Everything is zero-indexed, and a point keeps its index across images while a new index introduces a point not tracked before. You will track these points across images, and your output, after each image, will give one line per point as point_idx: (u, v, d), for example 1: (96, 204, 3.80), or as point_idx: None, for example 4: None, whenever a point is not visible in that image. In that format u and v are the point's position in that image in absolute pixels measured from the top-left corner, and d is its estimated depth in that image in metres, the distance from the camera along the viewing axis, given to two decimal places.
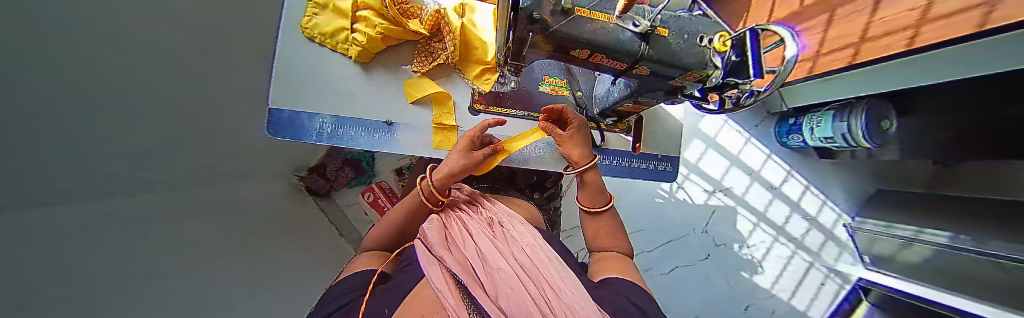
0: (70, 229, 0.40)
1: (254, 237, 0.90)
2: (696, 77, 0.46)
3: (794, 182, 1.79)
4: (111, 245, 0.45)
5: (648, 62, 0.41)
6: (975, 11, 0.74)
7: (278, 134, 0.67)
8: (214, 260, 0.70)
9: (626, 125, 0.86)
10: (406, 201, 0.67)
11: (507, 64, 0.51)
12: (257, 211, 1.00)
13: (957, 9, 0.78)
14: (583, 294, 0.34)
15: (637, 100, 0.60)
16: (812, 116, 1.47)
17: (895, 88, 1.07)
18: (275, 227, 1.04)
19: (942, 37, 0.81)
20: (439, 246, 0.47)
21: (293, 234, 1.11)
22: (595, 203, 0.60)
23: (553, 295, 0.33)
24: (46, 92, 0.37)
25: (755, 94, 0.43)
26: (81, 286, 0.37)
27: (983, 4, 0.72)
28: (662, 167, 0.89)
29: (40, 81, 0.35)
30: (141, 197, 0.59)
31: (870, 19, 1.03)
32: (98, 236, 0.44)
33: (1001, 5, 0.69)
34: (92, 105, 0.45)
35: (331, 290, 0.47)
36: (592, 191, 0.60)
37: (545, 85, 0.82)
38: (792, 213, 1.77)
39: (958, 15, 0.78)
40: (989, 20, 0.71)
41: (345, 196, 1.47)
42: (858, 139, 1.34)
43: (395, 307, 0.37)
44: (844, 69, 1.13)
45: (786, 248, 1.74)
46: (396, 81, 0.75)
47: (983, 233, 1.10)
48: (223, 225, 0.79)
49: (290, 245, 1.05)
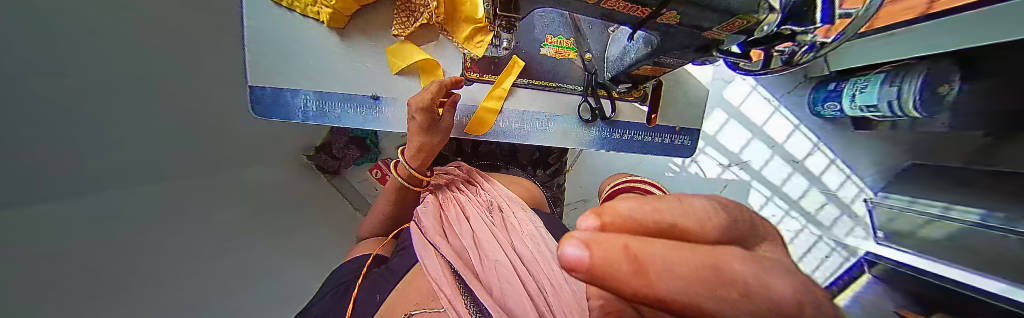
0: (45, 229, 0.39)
1: None
2: (739, 27, 0.36)
3: (821, 156, 1.58)
4: (97, 236, 0.44)
5: (679, 4, 0.32)
6: None
7: (263, 114, 0.64)
8: None
9: (642, 93, 0.75)
10: (387, 192, 0.66)
11: (496, 17, 0.41)
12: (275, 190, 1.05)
13: None
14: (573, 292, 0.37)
15: (657, 60, 0.51)
16: (857, 80, 1.19)
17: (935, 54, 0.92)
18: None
19: None
20: (434, 233, 0.46)
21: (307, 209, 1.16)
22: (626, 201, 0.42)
23: (545, 296, 0.36)
24: None
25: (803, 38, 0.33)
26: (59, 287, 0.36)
27: None
28: (679, 141, 0.81)
29: None
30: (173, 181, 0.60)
31: None
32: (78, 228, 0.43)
33: None
34: (32, 94, 0.40)
35: (342, 265, 0.54)
36: None
37: (548, 46, 0.71)
38: (810, 187, 1.60)
39: None
40: None
41: (354, 173, 1.48)
42: (906, 108, 1.10)
43: (385, 293, 0.43)
44: (915, 22, 0.93)
45: (795, 222, 1.59)
46: (377, 48, 0.66)
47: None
48: None
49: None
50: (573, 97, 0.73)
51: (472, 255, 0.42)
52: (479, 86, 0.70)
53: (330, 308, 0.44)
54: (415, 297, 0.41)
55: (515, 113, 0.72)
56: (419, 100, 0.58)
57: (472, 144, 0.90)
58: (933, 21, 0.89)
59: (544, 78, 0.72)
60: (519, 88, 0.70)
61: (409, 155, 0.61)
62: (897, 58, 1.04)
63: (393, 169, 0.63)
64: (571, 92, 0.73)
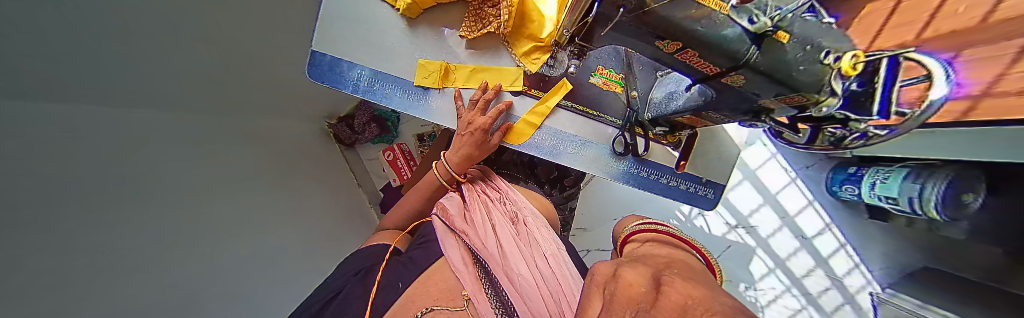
0: (58, 138, 0.39)
1: (283, 172, 0.96)
2: (796, 102, 0.40)
3: (830, 238, 1.53)
4: (95, 151, 0.43)
5: (750, 70, 0.35)
6: None
7: (318, 79, 0.66)
8: (240, 188, 0.74)
9: (676, 139, 0.78)
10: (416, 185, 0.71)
11: (571, 43, 0.45)
12: (289, 149, 1.07)
13: None
14: None
15: (701, 113, 0.56)
16: (877, 169, 1.20)
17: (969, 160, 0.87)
18: (302, 166, 1.10)
19: (1001, 116, 0.74)
20: (460, 227, 0.53)
21: (320, 175, 1.18)
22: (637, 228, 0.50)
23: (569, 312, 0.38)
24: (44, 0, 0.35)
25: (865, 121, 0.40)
26: (50, 203, 0.35)
27: None
28: (703, 192, 0.82)
29: None
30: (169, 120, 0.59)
31: (1007, 69, 0.74)
32: (86, 143, 0.42)
33: None
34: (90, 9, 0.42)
35: (354, 254, 0.59)
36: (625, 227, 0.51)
37: (598, 76, 0.75)
38: (816, 268, 1.51)
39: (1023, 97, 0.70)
40: None
41: (367, 151, 1.51)
42: (928, 209, 1.07)
43: (407, 283, 0.47)
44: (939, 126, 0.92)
45: (795, 300, 1.48)
46: (438, 44, 0.72)
47: None
48: (254, 156, 0.85)
49: (317, 184, 1.12)
50: (611, 130, 0.77)
51: (496, 259, 0.46)
52: (523, 98, 0.73)
53: (355, 286, 0.49)
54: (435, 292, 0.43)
55: (552, 132, 0.74)
56: (481, 122, 0.67)
57: (496, 151, 0.93)
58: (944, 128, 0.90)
59: (588, 104, 0.75)
60: (565, 109, 0.74)
61: (454, 159, 0.67)
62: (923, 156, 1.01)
63: (434, 168, 0.70)
64: (610, 124, 0.77)
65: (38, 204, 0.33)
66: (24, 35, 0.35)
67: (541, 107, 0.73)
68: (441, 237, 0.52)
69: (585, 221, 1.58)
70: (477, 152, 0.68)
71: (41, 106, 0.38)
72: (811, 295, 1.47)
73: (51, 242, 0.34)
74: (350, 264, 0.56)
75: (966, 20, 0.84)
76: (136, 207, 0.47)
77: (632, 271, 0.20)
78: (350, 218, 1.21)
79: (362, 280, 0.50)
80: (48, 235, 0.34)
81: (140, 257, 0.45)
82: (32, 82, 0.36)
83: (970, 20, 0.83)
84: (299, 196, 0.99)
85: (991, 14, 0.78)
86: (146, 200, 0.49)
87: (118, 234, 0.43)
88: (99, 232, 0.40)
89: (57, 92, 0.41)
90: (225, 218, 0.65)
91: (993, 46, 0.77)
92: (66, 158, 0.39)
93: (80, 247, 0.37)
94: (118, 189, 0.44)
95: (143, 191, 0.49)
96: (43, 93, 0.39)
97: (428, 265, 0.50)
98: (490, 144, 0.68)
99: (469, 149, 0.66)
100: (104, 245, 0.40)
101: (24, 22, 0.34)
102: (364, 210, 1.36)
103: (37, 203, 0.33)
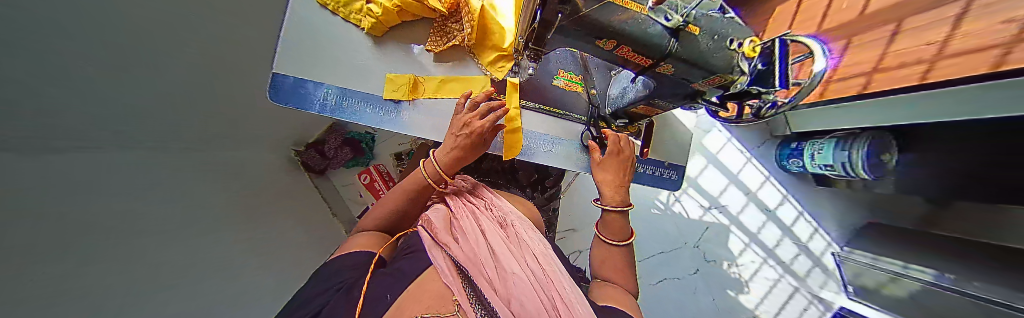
0: (53, 184, 0.38)
1: (255, 206, 0.90)
2: (718, 82, 0.47)
3: (790, 207, 1.70)
4: (81, 195, 0.42)
5: (674, 59, 0.42)
6: (919, 69, 0.90)
7: (281, 100, 0.62)
8: (211, 227, 0.69)
9: (637, 129, 0.86)
10: (405, 182, 0.64)
11: (527, 49, 0.49)
12: (258, 181, 0.99)
13: (908, 62, 0.94)
14: (583, 300, 0.42)
15: (650, 101, 0.62)
16: (813, 143, 1.41)
17: (897, 122, 1.07)
18: (272, 199, 1.02)
19: (890, 86, 0.98)
20: (445, 235, 0.49)
21: (288, 207, 1.09)
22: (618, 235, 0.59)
23: (565, 305, 0.38)
24: (55, 51, 0.36)
25: (778, 106, 0.44)
26: (52, 250, 0.34)
27: (925, 62, 0.89)
28: (668, 175, 0.90)
29: (46, 43, 0.34)
30: (140, 164, 0.56)
31: (887, 48, 1.01)
32: (70, 187, 0.40)
33: (940, 64, 0.85)
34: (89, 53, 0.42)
35: (322, 268, 0.45)
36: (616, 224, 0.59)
37: (560, 79, 0.82)
38: (783, 237, 1.67)
39: (904, 69, 0.95)
40: (931, 75, 0.86)
41: (341, 176, 1.44)
42: (857, 170, 1.28)
43: (397, 293, 0.37)
44: (847, 99, 1.14)
45: (773, 271, 1.63)
46: (406, 59, 0.73)
47: (993, 280, 0.96)
48: (225, 192, 0.79)
49: (286, 218, 1.04)
50: (577, 126, 0.82)
51: (488, 263, 0.43)
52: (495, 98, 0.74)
53: (333, 304, 0.35)
54: (425, 300, 0.34)
55: (526, 133, 0.77)
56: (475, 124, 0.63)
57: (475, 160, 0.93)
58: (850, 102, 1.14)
59: (554, 105, 0.81)
60: (530, 111, 0.78)
61: (447, 155, 0.63)
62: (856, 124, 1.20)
63: (421, 164, 0.64)
64: (576, 121, 0.83)
65: (40, 253, 0.32)
66: (46, 94, 0.36)
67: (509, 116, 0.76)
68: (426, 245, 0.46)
69: (571, 222, 1.61)
70: (469, 155, 0.65)
71: (47, 159, 0.38)
72: (786, 264, 1.63)
73: (57, 293, 0.32)
74: (322, 281, 0.41)
75: (847, 17, 1.19)
76: (115, 254, 0.44)
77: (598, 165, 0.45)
78: (325, 251, 1.12)
79: (343, 296, 0.37)
80: (56, 283, 0.33)
81: (132, 305, 0.42)
82: (37, 129, 0.36)
83: (851, 13, 1.17)
84: (272, 234, 0.92)
85: (864, 10, 1.12)
86: (122, 246, 0.45)
87: (103, 283, 0.40)
88: (94, 282, 0.39)
89: (54, 138, 0.40)
90: (200, 264, 0.61)
91: (873, 33, 1.08)
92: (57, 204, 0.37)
93: (78, 295, 0.35)
94: (97, 232, 0.42)
95: (127, 240, 0.46)
96: (48, 139, 0.39)
97: (416, 276, 0.41)
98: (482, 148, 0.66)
99: (461, 151, 0.62)
100: (96, 295, 0.38)
101: (48, 73, 0.36)
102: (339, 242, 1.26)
103: (46, 252, 0.33)
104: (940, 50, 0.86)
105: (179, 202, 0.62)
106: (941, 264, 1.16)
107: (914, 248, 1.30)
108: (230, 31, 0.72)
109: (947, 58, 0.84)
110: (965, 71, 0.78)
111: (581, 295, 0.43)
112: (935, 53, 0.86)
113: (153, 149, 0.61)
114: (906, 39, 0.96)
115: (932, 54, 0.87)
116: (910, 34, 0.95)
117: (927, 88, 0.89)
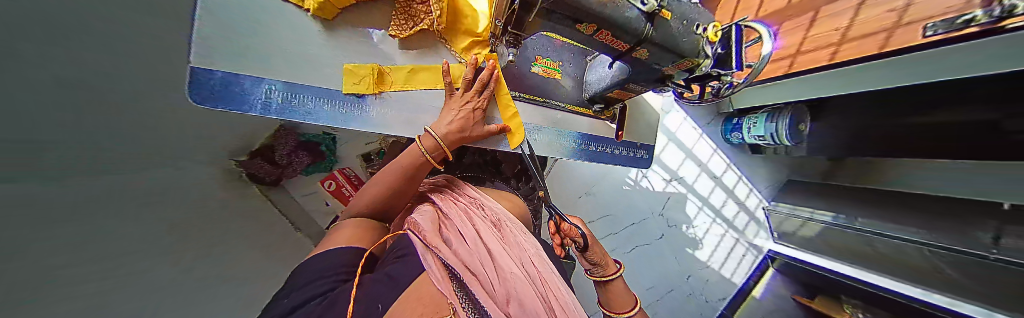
0: (20, 234, 0.31)
1: (206, 232, 0.76)
2: (686, 66, 0.50)
3: (731, 175, 1.97)
4: (36, 243, 0.34)
5: (649, 44, 0.43)
6: (827, 51, 1.09)
7: (208, 102, 0.51)
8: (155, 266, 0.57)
9: (612, 113, 0.90)
10: (398, 159, 0.59)
11: (505, 33, 0.45)
12: (215, 201, 0.85)
13: (821, 45, 1.12)
14: (573, 303, 0.44)
15: (626, 86, 0.64)
16: (750, 118, 1.65)
17: (818, 95, 1.29)
18: (225, 220, 0.87)
19: (808, 66, 1.17)
20: (434, 237, 0.45)
21: (242, 226, 0.94)
22: (621, 305, 0.65)
23: (560, 308, 0.39)
24: (19, 72, 0.28)
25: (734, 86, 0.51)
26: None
27: (833, 45, 1.07)
28: (640, 155, 0.97)
29: (8, 63, 0.26)
30: (85, 196, 0.45)
31: (807, 33, 1.17)
32: (29, 236, 0.33)
33: (844, 47, 1.04)
34: (53, 69, 0.34)
35: (298, 272, 0.40)
36: (614, 295, 0.66)
37: (537, 65, 0.81)
38: (727, 198, 1.95)
39: (817, 51, 1.13)
40: (837, 57, 1.06)
41: (298, 183, 1.27)
42: (781, 139, 1.55)
43: (390, 301, 0.30)
44: (783, 76, 1.31)
45: (720, 228, 1.93)
46: (364, 47, 0.65)
47: (884, 222, 1.30)
48: (177, 221, 0.66)
49: (234, 241, 0.88)
50: (556, 112, 0.83)
51: (486, 265, 0.41)
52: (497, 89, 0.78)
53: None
54: (415, 304, 0.28)
55: (521, 124, 0.76)
56: (478, 102, 0.66)
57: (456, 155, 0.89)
58: (785, 78, 1.33)
59: (534, 93, 0.80)
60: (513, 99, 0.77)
61: (447, 128, 0.61)
62: (798, 97, 1.38)
63: (419, 138, 0.61)
64: (555, 107, 0.83)
65: None
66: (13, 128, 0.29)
67: (506, 116, 0.76)
68: (416, 249, 0.41)
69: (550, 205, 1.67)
70: (470, 130, 0.66)
71: (23, 206, 0.32)
72: (730, 221, 1.93)
73: None
74: (304, 284, 0.36)
75: (777, 4, 1.29)
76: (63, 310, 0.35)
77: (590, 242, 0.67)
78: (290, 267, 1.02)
79: (324, 311, 0.30)
80: None
81: None
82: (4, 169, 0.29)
83: (780, 2, 1.28)
84: (235, 251, 0.83)
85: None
86: (62, 307, 0.36)
87: None
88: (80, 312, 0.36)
89: (26, 179, 0.33)
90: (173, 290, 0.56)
91: (797, 20, 1.21)
92: (25, 258, 0.30)
93: None
94: (41, 291, 0.34)
95: (70, 289, 0.39)
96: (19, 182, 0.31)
97: (408, 283, 0.33)
98: (482, 127, 0.67)
99: (463, 123, 0.64)
100: None
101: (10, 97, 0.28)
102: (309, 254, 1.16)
103: (30, 285, 0.31)
104: (843, 35, 1.04)
105: (121, 239, 0.50)
106: (838, 207, 1.50)
107: (819, 199, 1.62)
108: (172, 25, 0.58)
109: (849, 41, 1.02)
110: (863, 52, 0.98)
111: (572, 298, 0.45)
112: (840, 38, 1.05)
113: (114, 174, 0.52)
114: (822, 26, 1.11)
115: (837, 39, 1.06)
116: (824, 21, 1.10)
117: (835, 66, 1.10)
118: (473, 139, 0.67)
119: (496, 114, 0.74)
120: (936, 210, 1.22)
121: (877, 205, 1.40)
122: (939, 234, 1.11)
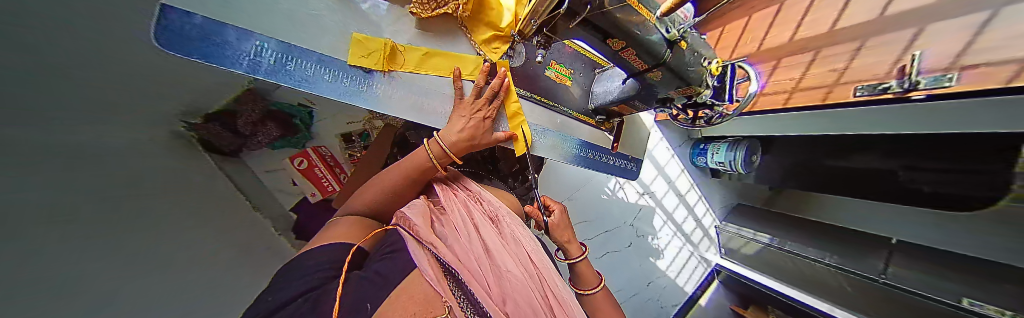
0: None
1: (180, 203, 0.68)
2: (688, 92, 0.57)
3: (694, 194, 2.19)
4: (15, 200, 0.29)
5: (665, 67, 0.50)
6: (783, 96, 1.28)
7: (176, 49, 0.42)
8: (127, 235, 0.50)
9: (611, 126, 0.98)
10: (407, 159, 0.58)
11: (538, 34, 0.47)
12: (177, 168, 0.74)
13: (779, 89, 1.30)
14: (567, 299, 0.45)
15: (632, 101, 0.69)
16: (716, 145, 1.87)
17: (770, 133, 1.48)
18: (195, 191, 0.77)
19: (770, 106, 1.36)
20: (427, 232, 0.43)
21: (211, 199, 0.84)
22: (588, 283, 0.70)
23: (557, 305, 0.40)
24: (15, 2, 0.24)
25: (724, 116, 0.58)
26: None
27: (787, 92, 1.26)
28: (630, 166, 1.05)
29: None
30: (52, 150, 0.39)
31: (770, 77, 1.35)
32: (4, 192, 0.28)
33: (795, 95, 1.22)
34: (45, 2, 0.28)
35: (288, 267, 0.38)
36: (582, 274, 0.71)
37: (552, 70, 0.83)
38: (688, 215, 2.17)
39: (777, 94, 1.32)
40: (791, 101, 1.24)
41: (263, 158, 1.15)
42: (738, 167, 1.74)
43: (379, 300, 0.29)
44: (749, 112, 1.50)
45: (679, 241, 2.13)
46: (376, 21, 0.63)
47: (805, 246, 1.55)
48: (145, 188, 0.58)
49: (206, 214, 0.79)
50: (562, 118, 0.87)
51: (483, 262, 0.41)
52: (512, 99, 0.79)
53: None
54: (410, 306, 0.27)
55: (528, 125, 0.78)
56: (489, 111, 0.66)
57: None
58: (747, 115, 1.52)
59: (544, 95, 0.82)
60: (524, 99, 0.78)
61: (456, 136, 0.60)
62: (752, 132, 1.58)
63: (426, 142, 0.59)
64: (563, 112, 0.86)
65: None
66: None
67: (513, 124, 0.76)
68: (408, 245, 0.40)
69: None
70: (477, 134, 0.65)
71: None
72: (688, 235, 2.15)
73: None
74: (292, 279, 0.34)
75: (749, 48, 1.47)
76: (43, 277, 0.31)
77: (560, 221, 0.77)
78: (256, 248, 0.91)
79: (311, 307, 0.28)
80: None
81: None
82: None
83: (751, 47, 1.46)
84: (206, 228, 0.74)
85: (760, 43, 1.40)
86: (47, 272, 0.32)
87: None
88: (50, 266, 0.33)
89: None
90: (138, 265, 0.49)
91: (763, 64, 1.39)
92: None
93: None
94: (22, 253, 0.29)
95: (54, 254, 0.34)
96: None
97: (399, 281, 0.32)
98: (490, 134, 0.67)
99: (472, 132, 0.63)
100: None
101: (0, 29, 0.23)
102: (270, 235, 1.04)
103: (10, 241, 0.27)
104: (796, 84, 1.22)
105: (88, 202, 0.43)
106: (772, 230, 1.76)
107: (759, 221, 1.88)
108: None
109: (799, 90, 1.21)
110: (809, 101, 1.17)
111: (566, 294, 0.46)
112: (792, 86, 1.23)
113: (71, 128, 0.44)
114: (781, 73, 1.29)
115: (791, 86, 1.24)
116: (782, 69, 1.28)
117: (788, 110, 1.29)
118: (481, 146, 0.67)
119: (502, 123, 0.74)
120: (843, 237, 1.50)
121: (801, 231, 1.67)
122: (846, 259, 1.38)
